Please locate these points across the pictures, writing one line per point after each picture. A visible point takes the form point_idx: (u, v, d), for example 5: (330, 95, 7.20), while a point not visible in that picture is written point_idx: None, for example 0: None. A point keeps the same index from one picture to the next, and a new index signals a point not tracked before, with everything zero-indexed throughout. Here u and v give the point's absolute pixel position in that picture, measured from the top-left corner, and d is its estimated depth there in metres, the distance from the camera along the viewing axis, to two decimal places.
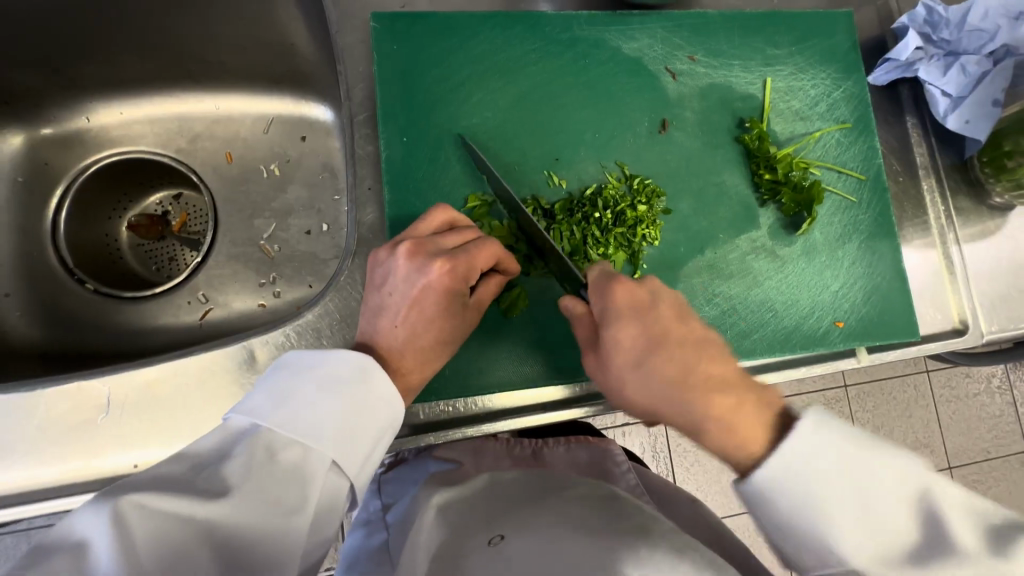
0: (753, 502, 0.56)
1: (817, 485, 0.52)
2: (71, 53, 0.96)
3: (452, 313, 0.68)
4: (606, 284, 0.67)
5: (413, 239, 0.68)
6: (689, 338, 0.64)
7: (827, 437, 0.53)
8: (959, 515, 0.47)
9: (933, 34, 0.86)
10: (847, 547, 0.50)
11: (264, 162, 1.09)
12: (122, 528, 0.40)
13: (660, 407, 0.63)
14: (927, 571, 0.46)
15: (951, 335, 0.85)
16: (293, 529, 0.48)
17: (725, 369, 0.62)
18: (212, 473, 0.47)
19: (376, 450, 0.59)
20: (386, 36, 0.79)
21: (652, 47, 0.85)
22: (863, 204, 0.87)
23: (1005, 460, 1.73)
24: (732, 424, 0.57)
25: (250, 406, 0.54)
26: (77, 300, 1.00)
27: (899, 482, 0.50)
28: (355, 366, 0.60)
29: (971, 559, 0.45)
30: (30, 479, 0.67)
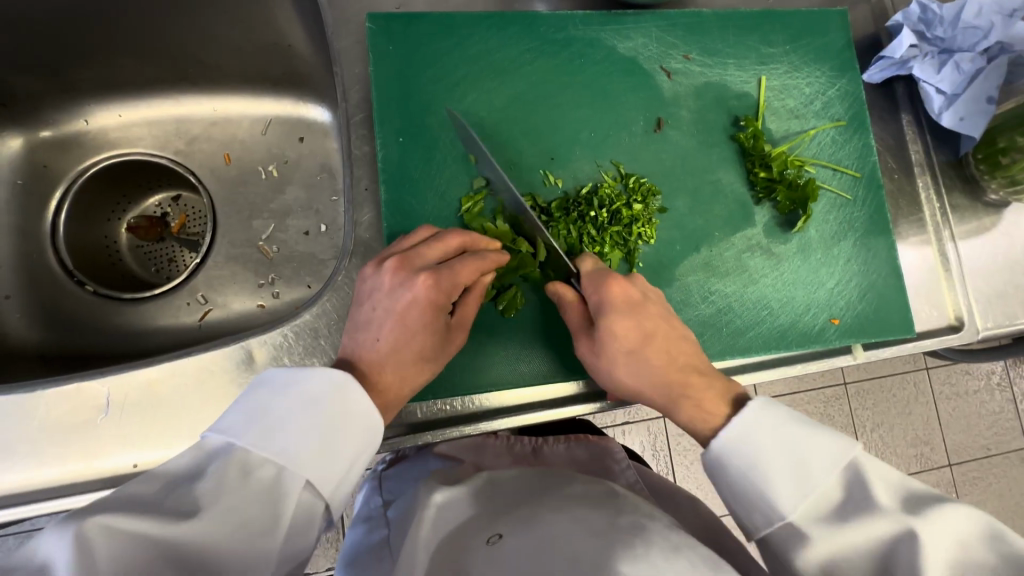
0: (712, 469, 0.65)
1: (760, 452, 0.61)
2: (70, 56, 0.97)
3: (433, 329, 0.67)
4: (603, 279, 0.70)
5: (399, 255, 0.68)
6: (671, 332, 0.70)
7: (769, 414, 0.63)
8: (879, 481, 0.56)
9: (927, 31, 0.86)
10: (788, 507, 0.58)
11: (262, 163, 1.09)
12: (88, 550, 0.40)
13: (645, 391, 0.69)
14: (849, 525, 0.54)
15: (947, 331, 0.85)
16: (265, 547, 0.50)
17: (696, 358, 0.70)
18: (183, 493, 0.48)
19: (354, 466, 0.60)
20: (382, 36, 0.79)
21: (647, 46, 0.85)
22: (859, 201, 0.87)
23: (1005, 457, 1.73)
24: (699, 402, 0.66)
25: (227, 425, 0.55)
26: (77, 301, 1.00)
27: (833, 451, 0.59)
28: (333, 384, 0.61)
29: (882, 513, 0.53)
30: (31, 479, 0.67)
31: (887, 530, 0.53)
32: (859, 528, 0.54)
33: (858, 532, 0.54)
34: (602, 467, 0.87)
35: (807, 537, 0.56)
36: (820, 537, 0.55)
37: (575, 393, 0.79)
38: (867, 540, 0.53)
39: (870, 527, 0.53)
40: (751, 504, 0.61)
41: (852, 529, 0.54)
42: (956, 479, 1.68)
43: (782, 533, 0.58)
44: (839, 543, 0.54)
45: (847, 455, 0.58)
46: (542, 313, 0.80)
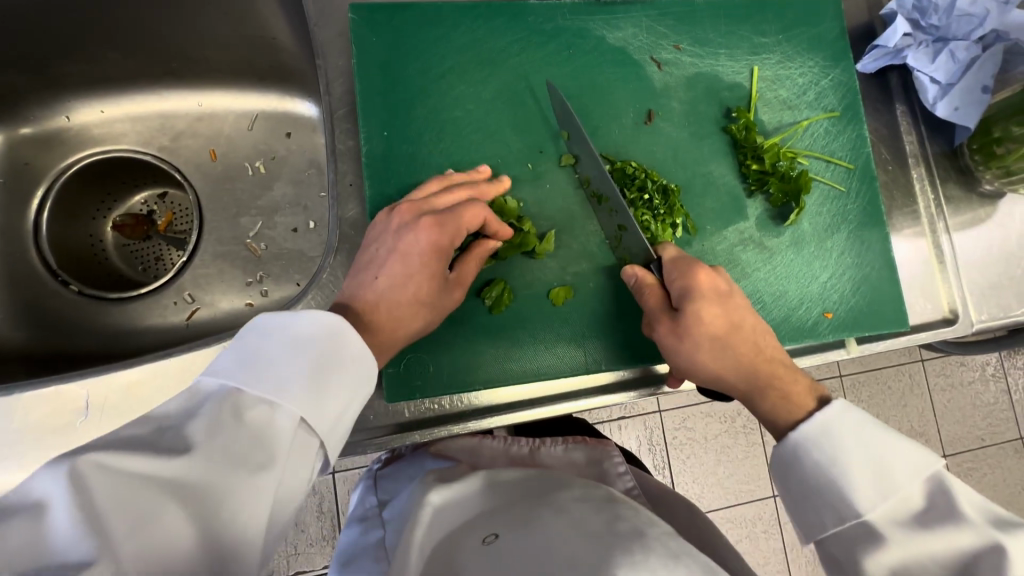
0: (786, 462, 0.65)
1: (837, 450, 0.62)
2: (49, 51, 0.94)
3: (433, 271, 0.67)
4: (691, 266, 0.71)
5: (408, 201, 0.70)
6: (756, 322, 0.71)
7: (848, 415, 0.63)
8: (965, 495, 0.54)
9: (922, 19, 0.84)
10: (865, 506, 0.58)
11: (248, 159, 1.07)
12: (79, 485, 0.39)
13: (728, 379, 0.70)
14: (929, 533, 0.54)
15: (941, 324, 0.84)
16: (263, 488, 0.47)
17: (777, 352, 0.72)
18: (176, 432, 0.45)
19: (350, 406, 0.57)
20: (365, 27, 0.77)
21: (637, 36, 0.83)
22: (852, 193, 0.86)
23: (1000, 447, 1.73)
24: (784, 395, 0.68)
25: (219, 366, 0.51)
26: (61, 301, 0.98)
27: (916, 460, 0.58)
28: (327, 326, 0.57)
29: (967, 525, 0.52)
30: (11, 485, 0.66)
31: (971, 544, 0.51)
32: (941, 536, 0.53)
33: (939, 541, 0.53)
34: (599, 471, 0.85)
35: (882, 539, 0.55)
36: (896, 541, 0.55)
37: (569, 390, 0.78)
38: (946, 550, 0.52)
39: (952, 538, 0.52)
40: (823, 501, 0.61)
41: (932, 537, 0.53)
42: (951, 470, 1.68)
43: (854, 532, 0.58)
44: (915, 549, 0.54)
45: (932, 466, 0.57)
46: (532, 308, 0.78)
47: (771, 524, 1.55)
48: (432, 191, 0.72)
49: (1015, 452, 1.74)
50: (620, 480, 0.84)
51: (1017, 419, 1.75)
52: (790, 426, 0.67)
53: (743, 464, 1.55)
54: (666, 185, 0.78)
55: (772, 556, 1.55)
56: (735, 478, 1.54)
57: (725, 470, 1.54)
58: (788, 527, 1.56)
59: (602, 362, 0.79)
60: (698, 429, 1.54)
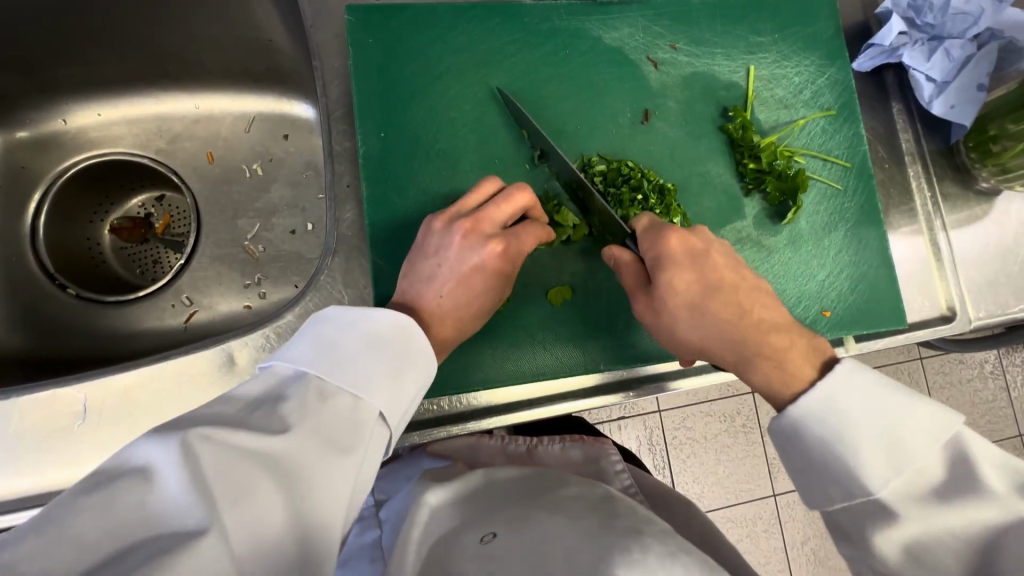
0: (795, 435, 0.64)
1: (845, 422, 0.61)
2: (45, 54, 0.94)
3: (495, 291, 0.71)
4: (659, 235, 0.69)
5: (467, 217, 0.69)
6: (741, 285, 0.70)
7: (860, 382, 0.63)
8: (983, 461, 0.53)
9: (917, 18, 0.84)
10: (880, 478, 0.56)
11: (246, 161, 1.07)
12: (190, 454, 0.41)
13: (709, 348, 0.69)
14: (946, 504, 0.52)
15: (939, 322, 0.84)
16: (347, 470, 0.48)
17: (772, 313, 0.70)
18: (269, 414, 0.48)
19: (414, 402, 0.60)
20: (361, 29, 0.77)
21: (633, 36, 0.83)
22: (849, 191, 0.86)
23: (999, 444, 1.73)
24: (779, 362, 0.66)
25: (297, 355, 0.55)
26: (58, 305, 0.98)
27: (928, 428, 0.58)
28: (397, 326, 0.62)
29: (987, 495, 0.51)
30: (8, 490, 0.66)
31: (993, 515, 0.50)
32: (961, 508, 0.51)
33: (957, 513, 0.51)
34: (597, 470, 0.85)
35: (895, 512, 0.54)
36: (910, 514, 0.54)
37: (572, 390, 0.78)
38: (967, 523, 0.51)
39: (973, 509, 0.51)
40: (834, 476, 0.60)
41: (949, 509, 0.52)
42: None
43: (868, 506, 0.57)
44: (930, 522, 0.52)
45: (945, 432, 0.57)
46: (531, 309, 0.78)
47: (772, 523, 1.55)
48: (493, 204, 0.70)
49: (1015, 448, 1.74)
50: (617, 478, 0.84)
51: (1016, 416, 1.76)
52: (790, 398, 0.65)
53: (743, 463, 1.55)
54: (663, 185, 0.78)
55: (773, 555, 1.55)
56: (735, 477, 1.54)
57: (725, 469, 1.54)
58: (788, 525, 1.56)
59: (608, 361, 0.79)
60: (697, 429, 1.54)
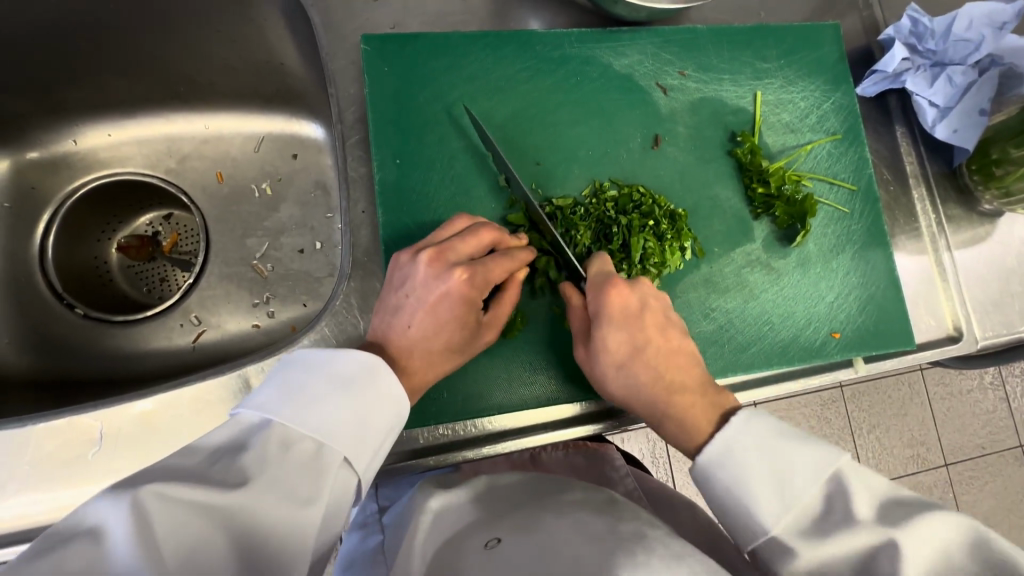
0: (700, 482, 0.63)
1: (741, 463, 0.60)
2: (58, 76, 0.95)
3: (466, 322, 0.68)
4: (604, 287, 0.68)
5: (434, 246, 0.68)
6: (664, 346, 0.69)
7: (752, 426, 0.62)
8: (861, 490, 0.54)
9: (919, 44, 0.86)
10: (772, 518, 0.56)
11: (255, 181, 1.08)
12: (142, 515, 0.40)
13: (633, 403, 0.69)
14: (831, 537, 0.52)
15: (946, 342, 0.85)
16: (306, 520, 0.48)
17: (688, 374, 0.69)
18: (227, 466, 0.47)
19: (382, 446, 0.60)
20: (376, 57, 0.79)
21: (643, 63, 0.85)
22: (856, 214, 0.87)
23: (1001, 455, 1.74)
24: (682, 419, 0.66)
25: (261, 401, 0.55)
26: (67, 325, 0.98)
27: (815, 460, 0.57)
28: (366, 366, 0.61)
29: (862, 524, 0.51)
30: (23, 516, 0.66)
31: (867, 539, 0.50)
32: (840, 540, 0.51)
33: (841, 543, 0.51)
34: (602, 475, 0.86)
35: (793, 552, 0.53)
36: (805, 550, 0.52)
37: (581, 412, 0.79)
38: (846, 552, 0.50)
39: (851, 537, 0.51)
40: (738, 518, 0.59)
41: (831, 542, 0.51)
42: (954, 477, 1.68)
43: (768, 546, 0.55)
44: (822, 555, 0.51)
45: (831, 460, 0.56)
46: (541, 336, 0.79)
47: None
48: (460, 237, 0.69)
49: (1016, 459, 1.74)
50: (621, 482, 0.85)
51: (1016, 427, 1.76)
52: (696, 448, 0.65)
53: None
54: (673, 210, 0.79)
55: None
56: None
57: None
58: None
59: None
60: None
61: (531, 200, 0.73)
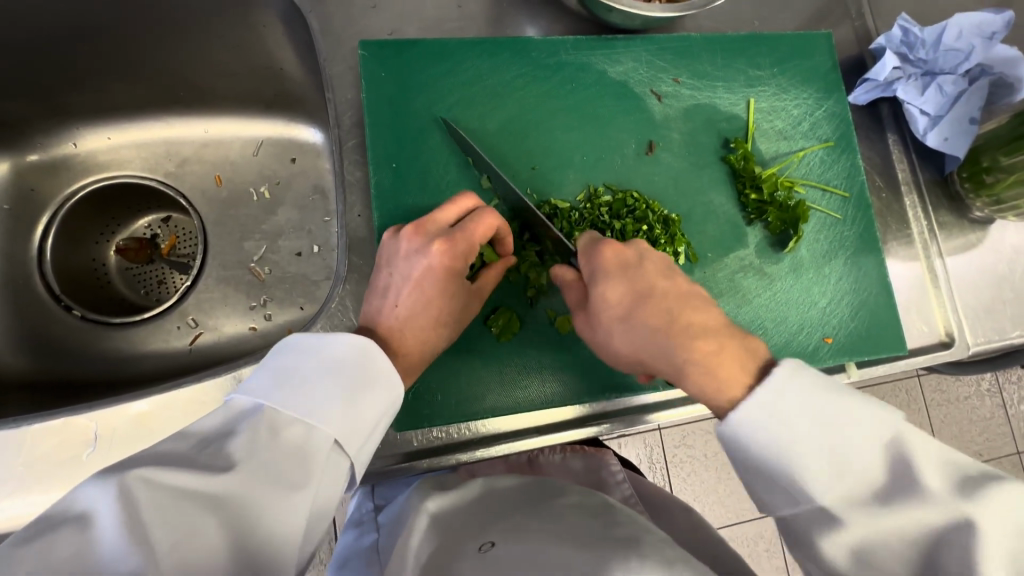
0: (727, 442, 0.59)
1: (791, 427, 0.56)
2: (59, 81, 0.96)
3: (456, 281, 0.70)
4: (593, 247, 0.70)
5: (413, 223, 0.71)
6: (672, 289, 0.67)
7: (800, 382, 0.58)
8: (925, 460, 0.50)
9: (910, 53, 0.87)
10: (821, 486, 0.53)
11: (253, 184, 1.08)
12: (129, 500, 0.41)
13: (647, 359, 0.66)
14: (893, 509, 0.49)
15: (939, 348, 0.86)
16: (297, 507, 0.49)
17: (707, 317, 0.65)
18: (216, 451, 0.47)
19: (375, 430, 0.60)
20: (374, 63, 0.80)
21: (638, 70, 0.86)
22: (848, 220, 0.88)
23: (998, 462, 1.74)
24: (710, 367, 0.61)
25: (254, 386, 0.55)
26: (64, 327, 0.98)
27: (871, 426, 0.54)
28: (359, 348, 0.62)
29: (930, 497, 0.48)
30: (17, 518, 0.66)
31: (934, 518, 0.47)
32: (900, 513, 0.49)
33: (898, 516, 0.49)
34: (597, 478, 0.86)
35: (838, 521, 0.51)
36: (854, 523, 0.50)
37: (576, 415, 0.79)
38: (906, 526, 0.48)
39: (916, 512, 0.48)
40: (777, 484, 0.56)
41: (895, 514, 0.49)
42: None
43: (809, 515, 0.53)
44: (874, 527, 0.49)
45: (891, 426, 0.53)
46: (538, 336, 0.80)
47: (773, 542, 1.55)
48: (440, 210, 0.72)
49: (1013, 466, 1.74)
50: (618, 487, 0.84)
51: (1013, 433, 1.76)
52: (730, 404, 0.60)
53: None
54: (667, 215, 0.80)
55: None
56: (736, 497, 1.53)
57: (726, 488, 1.54)
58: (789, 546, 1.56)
59: (605, 393, 0.80)
60: (697, 447, 1.55)
61: (524, 202, 0.73)
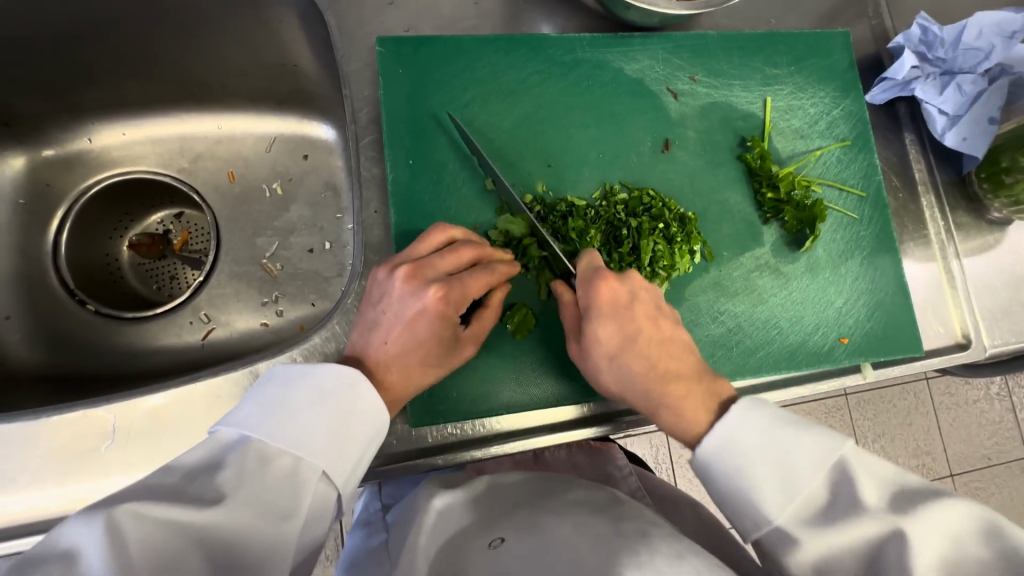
0: (700, 471, 0.62)
1: (745, 456, 0.59)
2: (75, 76, 0.97)
3: (444, 336, 0.67)
4: (594, 279, 0.68)
5: (411, 263, 0.68)
6: (657, 335, 0.68)
7: (752, 414, 0.61)
8: (865, 477, 0.53)
9: (928, 53, 0.86)
10: (776, 508, 0.55)
11: (266, 181, 1.09)
12: (116, 535, 0.40)
13: (628, 395, 0.68)
14: (837, 526, 0.52)
15: (955, 349, 0.85)
16: (285, 535, 0.49)
17: (682, 362, 0.68)
18: (204, 482, 0.47)
19: (363, 460, 0.60)
20: (391, 59, 0.80)
21: (654, 68, 0.86)
22: (865, 220, 0.88)
23: (1007, 466, 1.73)
24: (680, 410, 0.64)
25: (239, 419, 0.55)
26: (79, 321, 0.99)
27: (819, 449, 0.56)
28: (345, 379, 0.61)
29: (869, 512, 0.51)
30: (36, 509, 0.66)
31: (873, 531, 0.50)
32: (847, 529, 0.51)
33: (843, 534, 0.51)
34: (605, 474, 0.86)
35: (796, 541, 0.53)
36: (808, 542, 0.53)
37: (589, 413, 0.79)
38: (854, 541, 0.51)
39: (858, 527, 0.51)
40: (742, 507, 0.58)
41: (840, 531, 0.51)
42: (959, 488, 1.67)
43: (773, 536, 0.55)
44: (824, 545, 0.52)
45: (837, 448, 0.55)
46: (552, 335, 0.80)
47: None
48: (439, 255, 0.69)
49: None
50: (624, 481, 0.85)
51: None
52: (693, 439, 0.64)
53: None
54: (683, 214, 0.80)
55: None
56: None
57: None
58: None
59: None
60: None
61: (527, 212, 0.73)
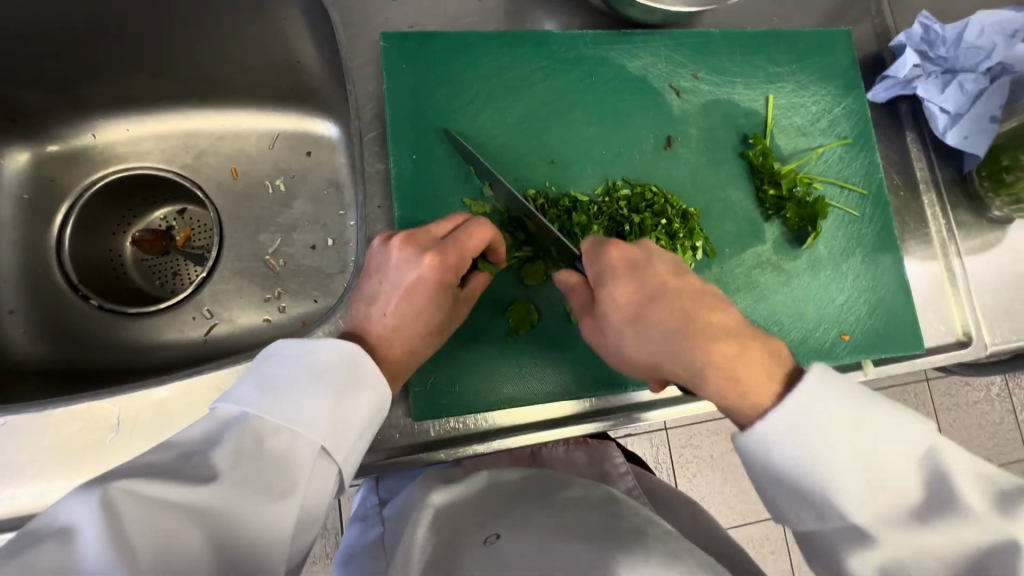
0: (756, 455, 0.58)
1: (819, 443, 0.55)
2: (81, 71, 0.97)
3: (441, 302, 0.68)
4: (599, 250, 0.68)
5: (405, 232, 0.69)
6: (689, 290, 0.64)
7: (832, 397, 0.57)
8: (963, 475, 0.52)
9: (930, 51, 0.87)
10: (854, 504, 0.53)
11: (269, 177, 1.09)
12: (112, 510, 0.41)
13: (662, 362, 0.63)
14: (930, 529, 0.50)
15: (956, 347, 0.86)
16: (283, 514, 0.49)
17: (725, 316, 0.62)
18: (200, 460, 0.48)
19: (363, 436, 0.60)
20: (395, 54, 0.80)
21: (656, 65, 0.86)
22: (866, 218, 0.88)
23: (1007, 467, 1.73)
24: (728, 365, 0.58)
25: (239, 395, 0.55)
26: (82, 316, 0.99)
27: (905, 442, 0.54)
28: (344, 354, 0.61)
29: (973, 517, 0.49)
30: (43, 499, 0.67)
31: (976, 536, 0.49)
32: (940, 532, 0.50)
33: (943, 536, 0.50)
34: (602, 472, 0.87)
35: (873, 538, 0.52)
36: (888, 540, 0.51)
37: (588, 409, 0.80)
38: (946, 546, 0.50)
39: (959, 532, 0.49)
40: (809, 497, 0.56)
41: (936, 534, 0.50)
42: None
43: (837, 531, 0.54)
44: (911, 547, 0.51)
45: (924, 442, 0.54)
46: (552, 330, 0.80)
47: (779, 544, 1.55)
48: (433, 223, 0.71)
49: None
50: (621, 479, 0.85)
51: None
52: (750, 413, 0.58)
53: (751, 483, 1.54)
54: (686, 210, 0.80)
55: None
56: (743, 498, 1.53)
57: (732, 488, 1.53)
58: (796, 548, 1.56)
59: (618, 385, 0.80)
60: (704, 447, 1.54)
61: (535, 211, 0.72)
